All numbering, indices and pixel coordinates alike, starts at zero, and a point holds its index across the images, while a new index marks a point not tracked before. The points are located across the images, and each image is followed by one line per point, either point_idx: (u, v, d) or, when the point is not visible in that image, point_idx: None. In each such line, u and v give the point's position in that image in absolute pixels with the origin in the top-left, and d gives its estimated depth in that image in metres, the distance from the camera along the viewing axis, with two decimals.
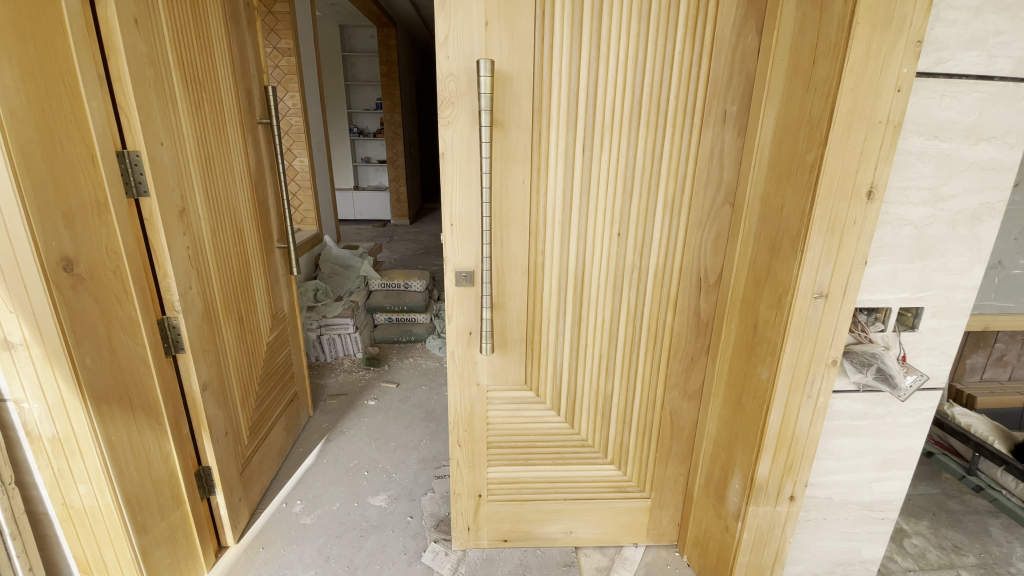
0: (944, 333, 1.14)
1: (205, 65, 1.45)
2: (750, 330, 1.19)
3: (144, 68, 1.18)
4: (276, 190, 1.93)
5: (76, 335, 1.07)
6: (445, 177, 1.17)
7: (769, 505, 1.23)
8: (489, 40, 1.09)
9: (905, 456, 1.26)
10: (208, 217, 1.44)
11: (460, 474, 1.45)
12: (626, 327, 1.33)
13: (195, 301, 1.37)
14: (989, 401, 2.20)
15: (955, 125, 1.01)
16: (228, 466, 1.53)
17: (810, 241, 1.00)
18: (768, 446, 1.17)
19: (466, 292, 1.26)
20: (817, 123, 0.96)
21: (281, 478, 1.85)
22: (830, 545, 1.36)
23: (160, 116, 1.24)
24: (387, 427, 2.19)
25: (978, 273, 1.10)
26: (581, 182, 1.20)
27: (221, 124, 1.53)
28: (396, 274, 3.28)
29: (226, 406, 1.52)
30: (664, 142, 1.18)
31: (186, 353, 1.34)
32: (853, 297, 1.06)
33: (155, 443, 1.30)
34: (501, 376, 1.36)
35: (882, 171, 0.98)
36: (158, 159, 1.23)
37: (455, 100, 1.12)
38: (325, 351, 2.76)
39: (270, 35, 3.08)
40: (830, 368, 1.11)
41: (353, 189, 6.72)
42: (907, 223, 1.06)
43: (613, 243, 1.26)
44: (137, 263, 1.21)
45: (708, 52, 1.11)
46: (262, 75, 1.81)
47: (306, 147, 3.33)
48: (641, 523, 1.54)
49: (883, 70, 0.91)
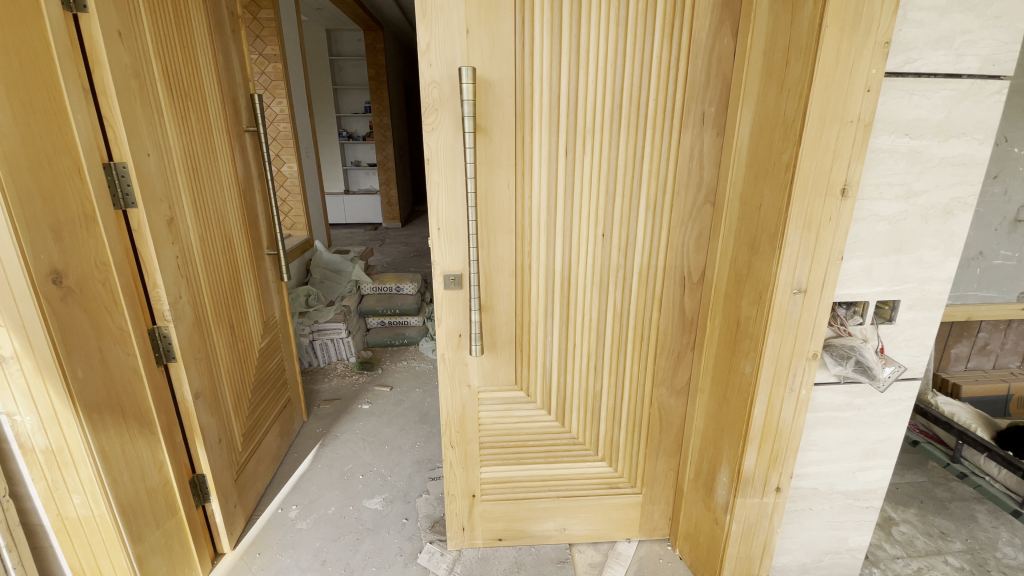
0: (921, 324, 1.18)
1: (190, 74, 1.45)
2: (733, 326, 1.22)
3: (128, 79, 1.19)
4: (265, 197, 1.94)
5: (66, 346, 1.07)
6: (431, 182, 1.19)
7: (756, 496, 1.26)
8: (470, 46, 1.11)
9: (887, 446, 1.30)
10: (197, 226, 1.45)
11: (453, 475, 1.47)
12: (613, 326, 1.35)
13: (186, 310, 1.38)
14: (974, 389, 2.25)
15: (925, 122, 1.04)
16: (223, 473, 1.54)
17: (787, 238, 1.03)
18: (753, 439, 1.20)
19: (455, 294, 1.28)
20: (791, 124, 0.99)
21: (276, 484, 1.85)
22: (818, 535, 1.39)
23: (146, 127, 1.25)
24: (381, 430, 2.20)
25: (952, 266, 1.13)
26: (565, 184, 1.22)
27: (208, 134, 1.54)
28: (387, 278, 3.29)
29: (219, 413, 1.53)
30: (645, 144, 1.20)
31: (177, 362, 1.35)
32: (831, 292, 1.08)
33: (148, 453, 1.30)
34: (491, 377, 1.38)
35: (855, 169, 1.00)
36: (145, 170, 1.24)
37: (438, 107, 1.13)
38: (318, 356, 2.78)
39: (256, 41, 3.09)
40: (811, 362, 1.14)
41: (344, 193, 6.71)
42: (882, 218, 1.09)
43: (598, 243, 1.28)
44: (126, 274, 1.22)
45: (685, 54, 1.13)
46: (248, 83, 1.82)
47: (294, 153, 3.32)
48: (633, 518, 1.57)
49: (852, 71, 0.94)
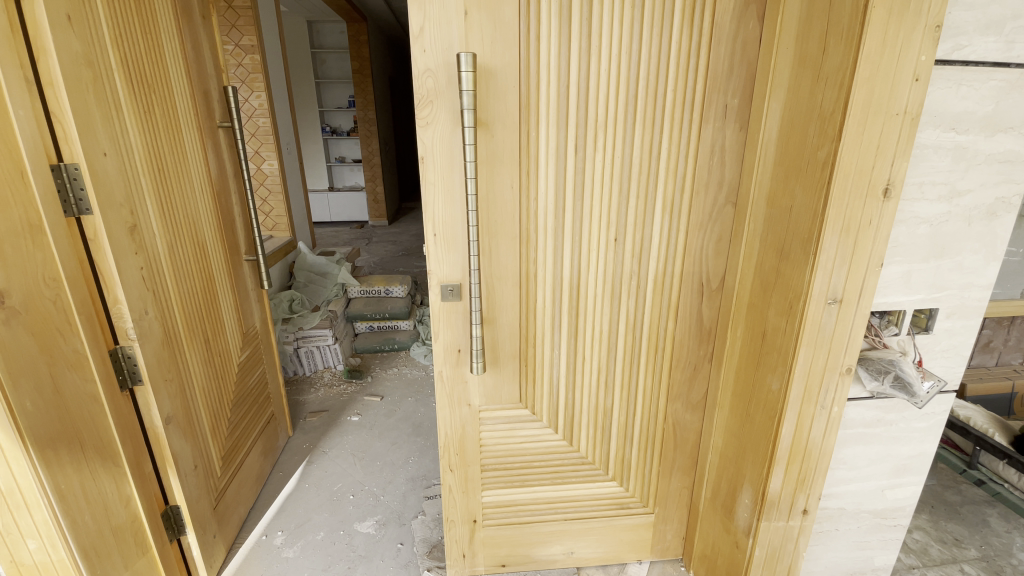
0: (959, 334, 1.09)
1: (154, 64, 1.31)
2: (758, 337, 1.12)
3: (80, 69, 1.05)
4: (242, 198, 1.79)
5: (10, 378, 0.93)
6: (425, 183, 1.07)
7: (782, 520, 1.16)
8: (469, 31, 0.99)
9: (918, 462, 1.21)
10: (165, 233, 1.31)
11: (453, 500, 1.36)
12: (626, 338, 1.25)
13: (153, 327, 1.24)
14: (978, 388, 2.20)
15: (972, 115, 0.94)
16: (200, 502, 1.40)
17: (823, 242, 0.93)
18: (780, 459, 1.10)
19: (453, 306, 1.16)
20: (830, 117, 0.88)
21: (260, 507, 1.72)
22: (843, 556, 1.30)
23: (102, 122, 1.10)
24: (372, 444, 2.08)
25: (993, 271, 1.04)
26: (574, 184, 1.11)
27: (175, 130, 1.39)
28: (376, 280, 3.14)
29: (195, 437, 1.40)
30: (663, 140, 1.09)
31: (144, 385, 1.21)
32: (868, 302, 0.99)
33: (113, 488, 1.17)
34: (493, 395, 1.27)
35: (899, 167, 0.90)
36: (101, 172, 1.09)
37: (434, 99, 1.01)
38: (303, 364, 2.63)
39: (231, 31, 2.90)
40: (845, 377, 1.04)
41: (328, 190, 6.52)
42: (923, 221, 0.99)
43: (609, 248, 1.17)
44: (81, 290, 1.08)
45: (707, 40, 1.03)
46: (222, 75, 1.67)
47: (275, 150, 3.17)
48: (645, 539, 1.47)
49: (900, 57, 0.84)
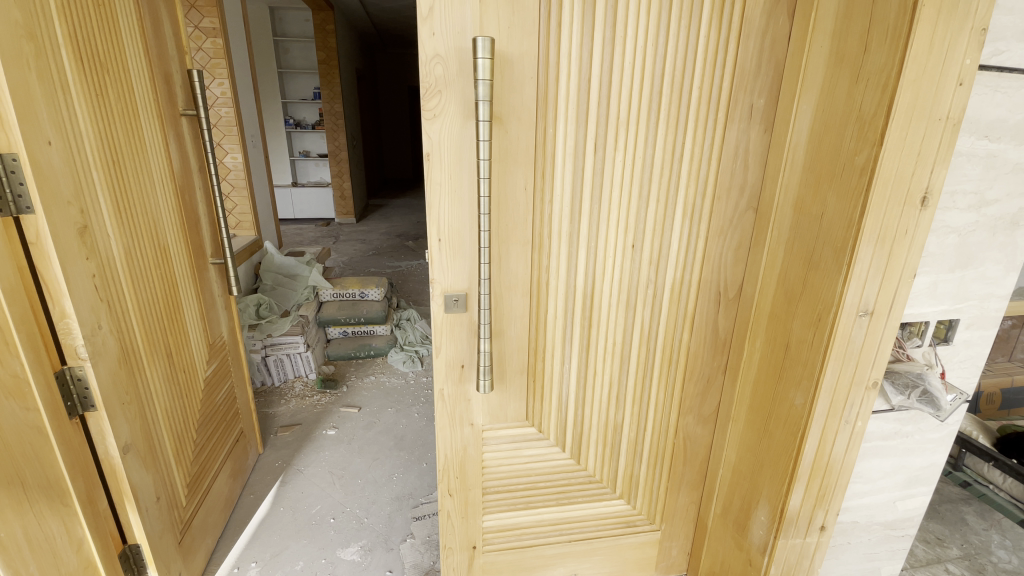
0: (976, 344, 1.08)
1: (107, 41, 1.14)
2: (780, 350, 1.05)
3: (20, 42, 0.88)
4: (207, 194, 1.61)
5: None
6: (431, 182, 0.96)
7: (799, 537, 1.10)
8: (486, 12, 0.88)
9: (929, 473, 1.20)
10: (121, 236, 1.15)
11: (452, 527, 1.26)
12: (639, 349, 1.18)
13: (108, 343, 1.08)
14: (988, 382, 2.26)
15: (1004, 123, 0.92)
16: (163, 538, 1.23)
17: (859, 252, 0.87)
18: (801, 476, 1.04)
19: (458, 318, 1.06)
20: (871, 120, 0.82)
21: (229, 536, 1.56)
22: (854, 568, 1.28)
23: (45, 106, 0.94)
24: (351, 461, 1.94)
25: (1012, 281, 1.03)
26: (591, 185, 1.03)
27: (132, 116, 1.22)
28: (350, 283, 2.98)
29: (156, 465, 1.23)
30: (686, 139, 1.02)
31: (97, 412, 1.04)
32: (899, 313, 0.93)
33: (61, 530, 1.01)
34: (499, 413, 1.18)
35: (938, 175, 0.85)
36: (44, 164, 0.93)
37: (442, 89, 0.91)
38: (272, 374, 2.46)
39: (190, 12, 2.67)
40: (870, 391, 0.99)
41: (292, 185, 6.23)
42: (953, 230, 0.96)
43: (626, 255, 1.10)
44: (21, 304, 0.92)
45: (735, 35, 0.97)
46: (185, 57, 1.49)
47: (239, 142, 2.95)
48: (650, 557, 1.41)
49: (946, 60, 0.78)
